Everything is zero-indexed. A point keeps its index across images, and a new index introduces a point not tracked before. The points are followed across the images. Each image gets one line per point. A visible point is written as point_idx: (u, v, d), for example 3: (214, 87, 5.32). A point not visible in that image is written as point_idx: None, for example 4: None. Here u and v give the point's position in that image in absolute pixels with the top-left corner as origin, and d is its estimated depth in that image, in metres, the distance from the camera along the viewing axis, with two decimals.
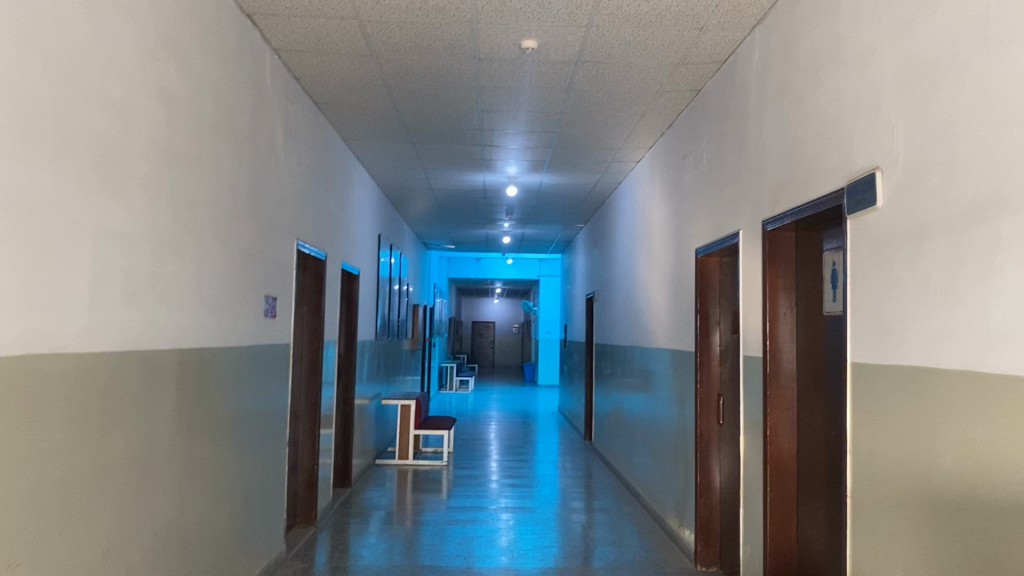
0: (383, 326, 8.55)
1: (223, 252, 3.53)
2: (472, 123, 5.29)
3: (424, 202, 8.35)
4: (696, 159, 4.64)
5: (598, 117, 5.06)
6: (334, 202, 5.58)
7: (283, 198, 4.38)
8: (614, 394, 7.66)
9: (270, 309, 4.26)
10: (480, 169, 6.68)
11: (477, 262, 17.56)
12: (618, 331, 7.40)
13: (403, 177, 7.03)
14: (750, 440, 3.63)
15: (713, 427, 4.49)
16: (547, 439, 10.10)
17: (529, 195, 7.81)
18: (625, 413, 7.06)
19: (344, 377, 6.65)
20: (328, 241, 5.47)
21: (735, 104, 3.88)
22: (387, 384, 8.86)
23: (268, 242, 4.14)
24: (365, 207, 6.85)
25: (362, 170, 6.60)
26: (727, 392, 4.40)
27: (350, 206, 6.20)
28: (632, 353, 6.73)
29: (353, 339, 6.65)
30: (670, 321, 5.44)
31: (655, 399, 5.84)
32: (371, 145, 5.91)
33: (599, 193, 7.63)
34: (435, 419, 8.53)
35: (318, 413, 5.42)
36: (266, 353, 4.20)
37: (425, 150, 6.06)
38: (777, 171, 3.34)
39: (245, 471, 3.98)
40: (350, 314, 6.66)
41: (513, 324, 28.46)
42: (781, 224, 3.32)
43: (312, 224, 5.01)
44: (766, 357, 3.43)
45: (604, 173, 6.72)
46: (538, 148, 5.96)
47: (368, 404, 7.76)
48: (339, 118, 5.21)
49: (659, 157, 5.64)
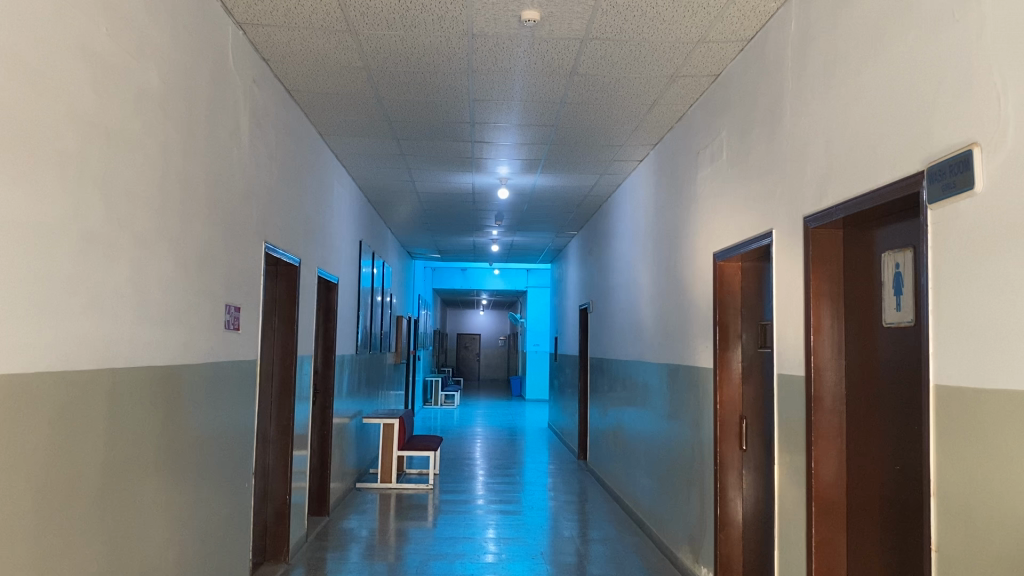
0: (365, 339, 8.00)
1: (174, 254, 3.03)
2: (461, 115, 4.79)
3: (409, 207, 7.83)
4: (713, 153, 4.16)
5: (602, 108, 4.58)
6: (310, 202, 5.07)
7: (250, 195, 3.87)
8: (612, 411, 7.15)
9: (234, 321, 3.73)
10: (469, 169, 6.18)
11: (462, 272, 17.15)
12: (616, 345, 6.89)
13: (387, 178, 6.52)
14: (786, 472, 3.14)
15: (734, 453, 4.00)
16: (537, 458, 9.56)
17: (522, 199, 7.31)
18: (625, 433, 6.55)
19: (321, 395, 6.11)
20: (302, 246, 4.94)
21: (764, 88, 3.42)
22: (369, 402, 8.30)
23: (231, 243, 3.63)
24: (345, 210, 6.33)
25: (341, 170, 6.08)
26: (751, 414, 3.95)
27: (329, 208, 5.68)
28: (633, 367, 6.24)
29: (331, 353, 6.12)
30: (677, 333, 4.95)
31: (661, 420, 5.34)
32: (351, 141, 5.40)
33: (596, 197, 7.14)
34: (421, 439, 7.98)
35: (290, 436, 4.87)
36: (228, 370, 3.68)
37: (410, 147, 5.55)
38: (823, 159, 2.86)
39: (202, 507, 3.45)
40: (329, 327, 6.12)
41: (500, 336, 27.97)
42: (829, 220, 2.84)
43: (284, 226, 4.49)
44: (808, 376, 2.93)
45: (602, 174, 6.24)
46: (533, 145, 5.47)
47: (347, 424, 7.21)
48: (314, 109, 4.70)
49: (666, 154, 5.15)
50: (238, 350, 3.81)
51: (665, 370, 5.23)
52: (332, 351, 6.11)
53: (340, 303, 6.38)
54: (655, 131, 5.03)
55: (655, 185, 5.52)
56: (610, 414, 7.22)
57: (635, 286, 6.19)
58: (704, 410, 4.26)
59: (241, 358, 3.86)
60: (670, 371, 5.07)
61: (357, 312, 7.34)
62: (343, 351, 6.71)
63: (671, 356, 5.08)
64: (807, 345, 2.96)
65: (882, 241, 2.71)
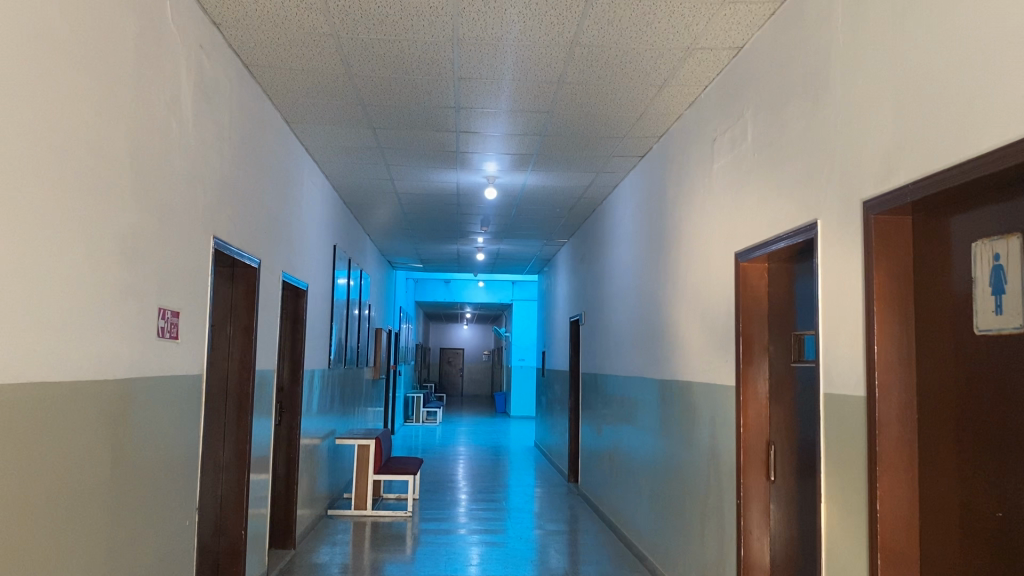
0: (339, 353, 7.39)
1: (84, 243, 2.43)
2: (444, 97, 4.22)
3: (389, 209, 7.25)
4: (732, 139, 3.63)
5: (603, 89, 4.04)
6: (272, 197, 4.49)
7: (195, 180, 3.29)
8: (607, 431, 6.56)
9: (174, 330, 3.13)
10: (452, 165, 5.62)
11: (446, 285, 16.75)
12: (612, 359, 6.32)
13: (363, 176, 5.96)
14: (839, 513, 2.57)
15: (759, 484, 3.44)
16: (523, 481, 8.94)
17: (510, 202, 6.76)
18: (621, 457, 5.97)
19: (288, 414, 5.51)
20: (263, 246, 4.36)
21: (806, 54, 2.89)
22: (342, 420, 7.68)
23: (167, 235, 3.04)
24: (316, 210, 5.75)
25: (312, 165, 5.51)
26: (779, 440, 3.39)
27: (296, 206, 5.10)
28: (631, 383, 5.68)
29: (299, 367, 5.51)
30: (682, 347, 4.40)
31: (664, 442, 4.77)
32: (320, 129, 4.82)
33: (591, 200, 6.61)
34: (399, 461, 7.36)
35: (246, 462, 4.25)
36: (163, 387, 3.06)
37: (388, 138, 4.98)
38: (891, 130, 2.34)
39: (126, 554, 2.82)
40: (296, 338, 5.52)
41: (484, 351, 27.40)
42: (900, 203, 2.30)
43: (239, 220, 3.91)
44: (872, 396, 2.37)
45: (599, 173, 5.69)
46: (525, 137, 4.92)
47: (317, 446, 6.59)
48: (277, 89, 4.13)
49: (673, 145, 4.61)
50: (178, 362, 3.20)
51: (668, 389, 4.67)
52: (300, 365, 5.51)
53: (309, 312, 5.77)
54: (663, 119, 4.48)
55: (658, 182, 4.97)
56: (604, 434, 6.64)
57: (632, 295, 5.63)
58: (722, 434, 3.70)
59: (182, 372, 3.25)
60: (675, 389, 4.51)
61: (330, 322, 6.75)
62: (313, 365, 6.10)
63: (675, 372, 4.52)
64: (868, 356, 2.40)
65: (971, 228, 2.16)
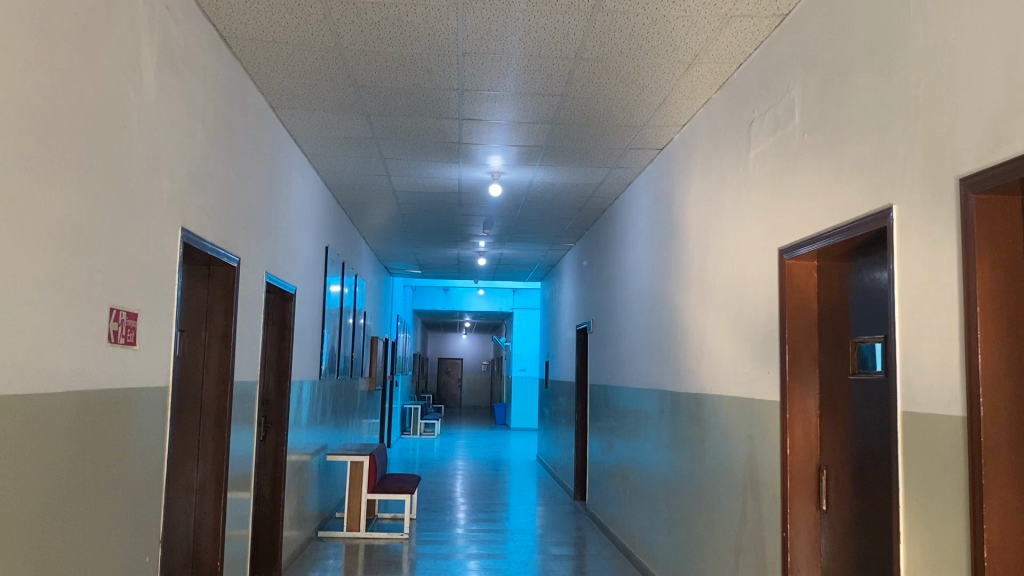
0: (332, 363, 6.93)
1: (14, 224, 1.97)
2: (446, 77, 3.78)
3: (385, 209, 6.81)
4: (774, 121, 3.20)
5: (624, 67, 3.60)
6: (254, 189, 4.04)
7: (159, 161, 2.83)
8: (618, 446, 6.09)
9: (129, 336, 2.62)
10: (453, 158, 5.19)
11: (445, 292, 16.44)
12: (624, 370, 5.86)
13: (357, 171, 5.52)
14: (928, 560, 2.10)
15: (808, 515, 2.98)
16: (526, 498, 8.46)
17: (515, 201, 6.33)
18: (635, 477, 5.50)
19: (274, 429, 5.04)
20: (243, 243, 3.92)
21: (876, 11, 2.45)
22: (334, 434, 7.21)
23: (125, 222, 2.58)
24: (306, 208, 5.30)
25: (301, 158, 5.08)
26: (833, 464, 2.93)
27: (282, 201, 4.65)
28: (646, 395, 5.22)
29: (287, 378, 5.05)
30: (707, 357, 3.94)
31: (687, 463, 4.31)
32: (309, 115, 4.37)
33: (601, 199, 6.18)
34: (396, 478, 6.89)
35: (223, 484, 3.76)
36: (118, 402, 2.59)
37: (384, 126, 4.54)
38: (998, 90, 1.90)
39: None
40: (283, 346, 5.07)
41: (483, 361, 26.96)
42: (1011, 175, 1.83)
43: (213, 211, 3.45)
44: (976, 418, 1.91)
45: (612, 168, 5.26)
46: (534, 126, 4.48)
47: (307, 463, 6.11)
48: (258, 66, 3.68)
49: (698, 133, 4.17)
50: (138, 373, 2.73)
51: (691, 404, 4.21)
52: (287, 376, 5.05)
53: (298, 318, 5.32)
54: (688, 104, 4.05)
55: (679, 176, 4.54)
56: (616, 450, 6.17)
57: (648, 300, 5.18)
58: (763, 457, 3.24)
59: (142, 386, 2.77)
60: (700, 404, 4.06)
61: (323, 330, 6.30)
62: (302, 376, 5.64)
63: (700, 385, 4.06)
64: (971, 367, 1.94)
65: None
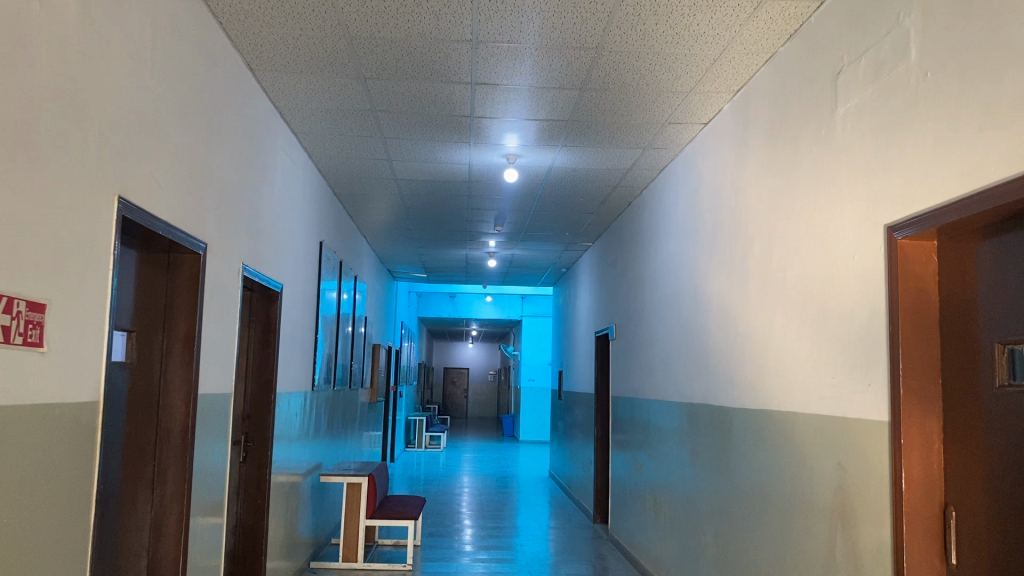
0: (328, 372, 6.26)
1: None
2: (457, 23, 3.11)
3: (387, 202, 6.16)
4: (873, 67, 2.54)
5: (677, 7, 2.92)
6: (224, 163, 3.37)
7: (79, 106, 2.16)
8: (648, 467, 5.40)
9: (30, 336, 1.94)
10: (464, 137, 4.52)
11: (451, 298, 15.71)
12: (656, 381, 5.16)
13: (355, 153, 4.87)
14: None
15: (930, 570, 2.28)
16: (540, 520, 7.75)
17: (531, 191, 5.66)
18: (671, 505, 4.79)
19: (255, 449, 4.35)
20: (213, 227, 3.26)
21: None
22: (330, 452, 6.53)
23: (23, 178, 1.90)
24: (294, 195, 4.63)
25: (289, 136, 4.42)
26: (964, 503, 2.24)
27: (264, 184, 3.99)
28: (683, 411, 4.54)
29: (269, 388, 4.37)
30: (774, 367, 3.24)
31: (743, 495, 3.60)
32: (293, 78, 3.70)
33: (628, 189, 5.52)
34: (397, 501, 6.20)
35: (187, 520, 3.06)
36: (20, 422, 1.90)
37: (384, 94, 3.88)
38: None
39: None
40: (267, 353, 4.39)
41: (490, 370, 26.33)
42: None
43: (166, 183, 2.78)
44: None
45: (646, 149, 4.59)
46: (559, 93, 3.80)
47: (297, 486, 5.42)
48: (226, 8, 3.01)
49: (758, 97, 3.50)
50: (49, 386, 2.04)
51: (750, 424, 3.50)
52: (270, 385, 4.37)
53: (287, 320, 4.65)
54: (746, 61, 3.37)
55: (729, 152, 3.87)
56: (645, 471, 5.48)
57: (687, 300, 4.50)
58: (861, 493, 2.54)
59: (56, 402, 2.08)
60: (762, 422, 3.37)
61: (318, 336, 5.62)
62: (292, 386, 4.96)
63: (762, 399, 3.37)
64: None
65: None
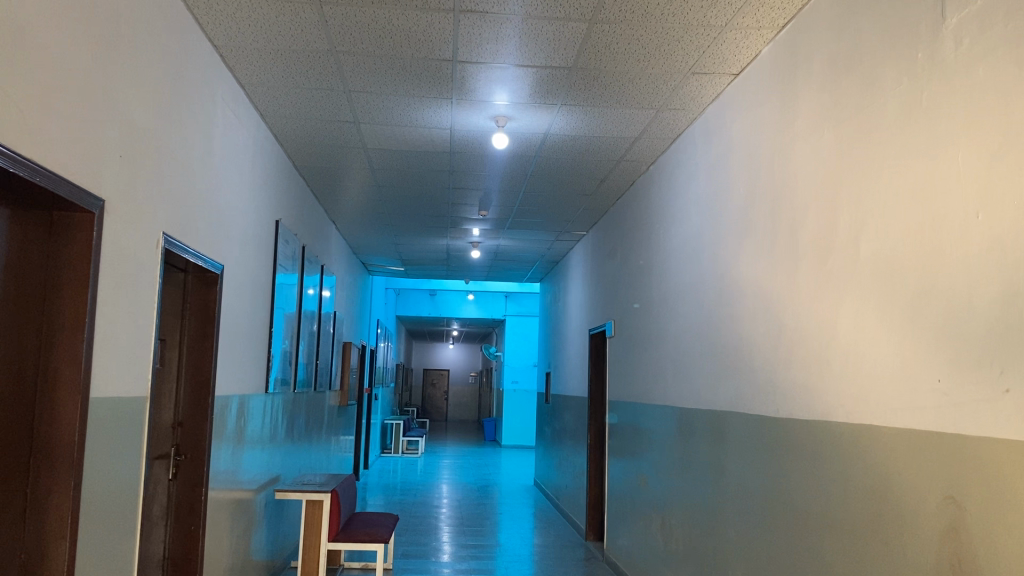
0: (288, 372, 5.49)
1: None
2: None
3: (358, 178, 5.43)
4: None
5: None
6: (132, 101, 2.62)
7: None
8: (653, 482, 4.71)
9: None
10: (445, 91, 3.79)
11: (432, 298, 15.16)
12: (667, 383, 4.44)
13: (316, 113, 4.14)
14: None
15: None
16: (525, 536, 7.01)
17: (522, 165, 4.95)
18: (685, 529, 4.08)
19: (187, 466, 3.57)
20: (114, 182, 2.51)
21: None
22: (290, 463, 5.76)
23: None
24: (240, 159, 3.88)
25: (233, 85, 3.67)
26: None
27: (197, 139, 3.23)
28: (702, 418, 3.83)
29: (206, 390, 3.60)
30: (842, 369, 2.53)
31: (789, 529, 2.86)
32: (228, 2, 2.96)
33: (633, 164, 4.82)
34: (366, 520, 5.44)
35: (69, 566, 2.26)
36: None
37: (346, 28, 3.14)
38: None
39: None
40: (205, 347, 3.63)
41: (470, 373, 25.65)
42: None
43: (30, 107, 2.03)
44: None
45: (661, 110, 3.88)
46: (561, 29, 3.09)
47: (248, 504, 4.65)
48: None
49: (813, 30, 2.80)
50: None
51: (803, 441, 2.77)
52: (208, 388, 3.60)
53: (231, 309, 3.89)
54: None
55: (769, 103, 3.16)
56: (650, 487, 4.78)
57: (710, 289, 3.78)
58: (994, 544, 1.81)
59: None
60: (820, 437, 2.65)
61: (274, 329, 4.87)
62: (239, 387, 4.19)
63: (821, 407, 2.66)
64: None
65: None
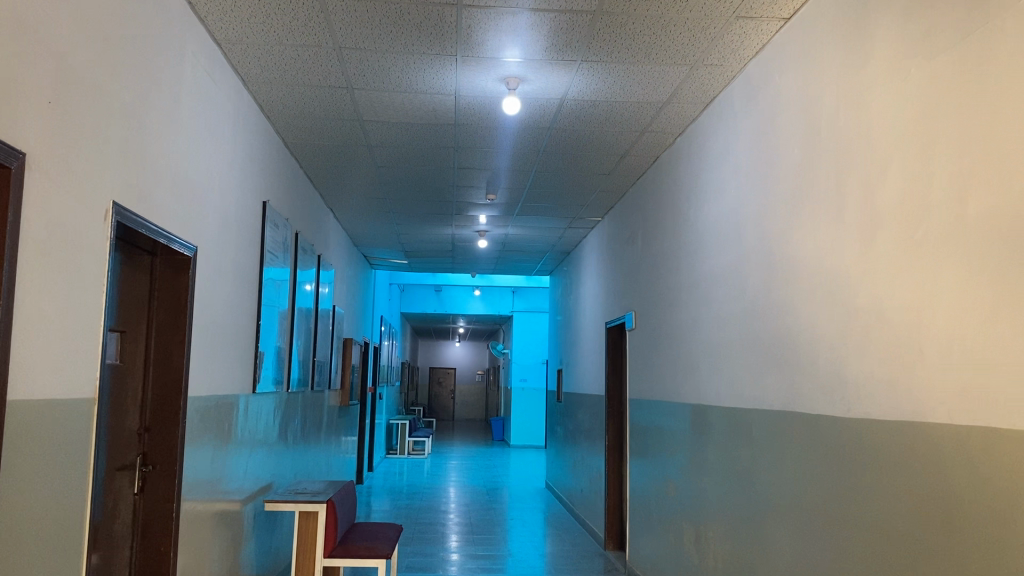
0: (280, 371, 5.02)
1: None
2: None
3: (354, 156, 4.97)
4: None
5: None
6: (71, 40, 2.17)
7: None
8: (684, 488, 4.23)
9: None
10: (450, 45, 3.30)
11: (436, 294, 14.73)
12: (700, 378, 3.97)
13: (305, 76, 3.66)
14: None
15: None
16: (539, 544, 6.53)
17: (535, 137, 4.48)
18: (724, 542, 3.60)
19: (156, 479, 3.10)
20: (46, 135, 2.05)
21: None
22: (284, 469, 5.29)
23: None
24: (216, 128, 3.42)
25: (207, 41, 3.20)
26: None
27: (158, 97, 2.77)
28: (745, 418, 3.36)
29: (176, 392, 3.13)
30: (941, 358, 2.05)
31: (865, 556, 2.37)
32: None
33: (658, 135, 4.35)
34: (366, 532, 4.96)
35: None
36: None
37: None
38: None
39: None
40: (175, 342, 3.17)
41: (478, 370, 25.19)
42: None
43: None
44: None
45: (696, 65, 3.40)
46: None
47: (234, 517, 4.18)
48: None
49: None
50: None
51: (884, 446, 2.29)
52: (179, 389, 3.13)
53: (207, 300, 3.43)
54: None
55: (832, 45, 2.68)
56: (680, 493, 4.31)
57: (754, 271, 3.31)
58: None
59: None
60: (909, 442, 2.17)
61: (263, 322, 4.41)
62: (220, 387, 3.72)
63: (911, 408, 2.18)
64: None
65: None
